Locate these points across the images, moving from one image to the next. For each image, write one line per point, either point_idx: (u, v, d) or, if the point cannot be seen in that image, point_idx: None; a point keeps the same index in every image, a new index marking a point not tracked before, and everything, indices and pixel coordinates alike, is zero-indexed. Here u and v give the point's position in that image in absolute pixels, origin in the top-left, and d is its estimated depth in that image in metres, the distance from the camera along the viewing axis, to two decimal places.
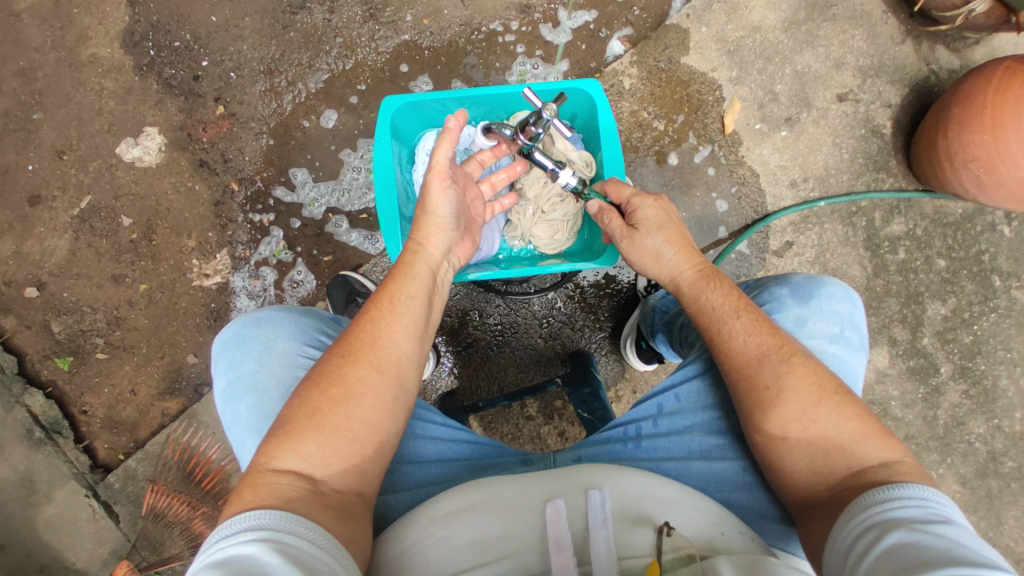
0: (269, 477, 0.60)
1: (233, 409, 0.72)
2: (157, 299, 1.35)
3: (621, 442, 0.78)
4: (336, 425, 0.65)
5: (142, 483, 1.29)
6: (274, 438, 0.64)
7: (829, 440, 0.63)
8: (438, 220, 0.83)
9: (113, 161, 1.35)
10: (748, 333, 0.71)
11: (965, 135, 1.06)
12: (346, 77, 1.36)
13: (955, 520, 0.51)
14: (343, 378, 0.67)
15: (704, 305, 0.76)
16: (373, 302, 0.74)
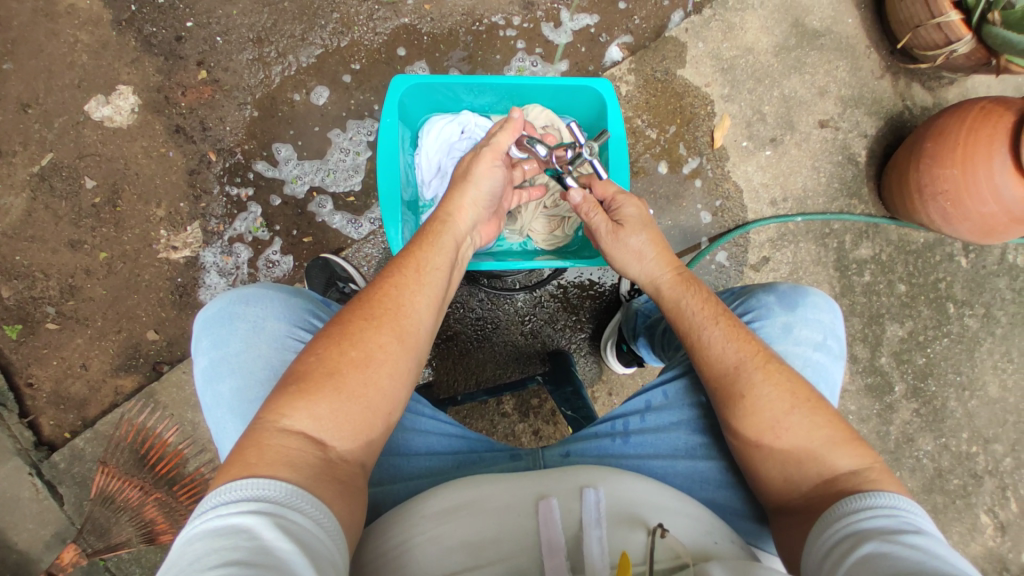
0: (277, 437, 0.60)
1: (216, 388, 0.74)
2: (118, 269, 1.27)
3: (609, 437, 0.79)
4: (353, 390, 0.65)
5: (90, 464, 1.21)
6: (287, 393, 0.64)
7: (801, 449, 0.65)
8: (475, 194, 0.86)
9: (80, 119, 1.26)
10: (723, 339, 0.72)
11: (936, 169, 1.13)
12: (340, 55, 1.32)
13: (924, 529, 0.54)
14: (362, 342, 0.68)
15: (683, 310, 0.77)
16: (398, 268, 0.75)
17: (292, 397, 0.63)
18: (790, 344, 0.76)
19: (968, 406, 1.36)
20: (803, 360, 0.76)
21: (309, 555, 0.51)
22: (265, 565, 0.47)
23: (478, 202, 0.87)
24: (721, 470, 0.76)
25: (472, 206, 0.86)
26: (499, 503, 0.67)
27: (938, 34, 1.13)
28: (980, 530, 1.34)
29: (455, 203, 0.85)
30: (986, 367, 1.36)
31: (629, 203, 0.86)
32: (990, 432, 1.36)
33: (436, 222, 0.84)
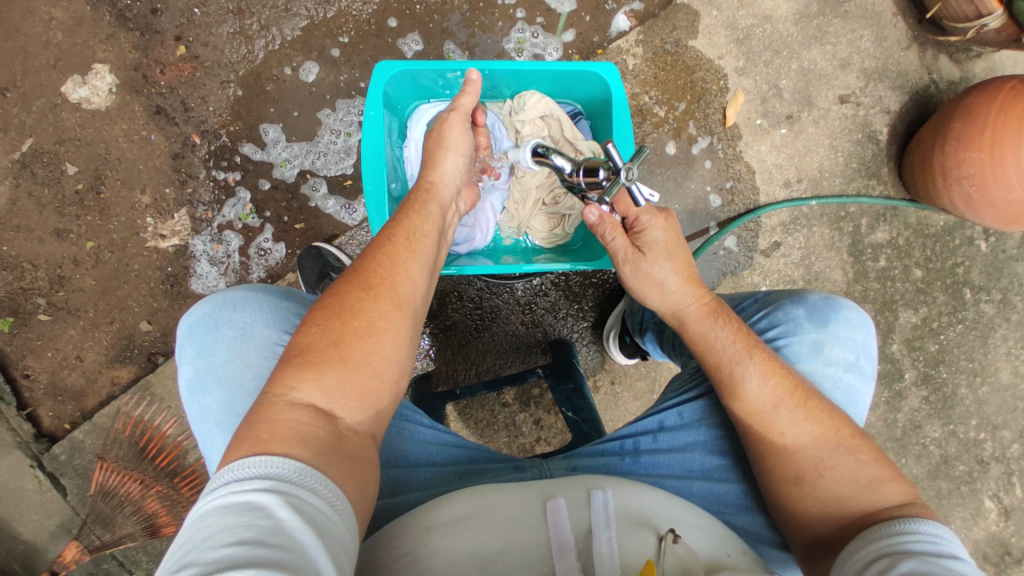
0: (286, 412, 0.57)
1: (203, 402, 0.72)
2: (106, 259, 1.23)
3: (619, 456, 0.77)
4: (358, 360, 0.62)
5: (90, 456, 1.20)
6: (292, 366, 0.60)
7: (844, 487, 0.65)
8: (453, 158, 0.84)
9: (57, 101, 1.19)
10: (760, 380, 0.70)
11: (962, 152, 1.06)
12: (327, 27, 1.23)
13: (965, 559, 0.53)
14: (363, 312, 0.64)
15: (712, 343, 0.74)
16: (387, 237, 0.71)
17: (300, 369, 0.59)
18: (820, 365, 0.74)
19: (979, 394, 1.33)
20: (834, 382, 0.74)
21: (324, 539, 0.49)
22: (279, 550, 0.45)
23: (455, 167, 0.85)
24: (741, 495, 0.75)
25: (452, 172, 0.83)
26: (507, 511, 0.64)
27: (970, 7, 1.03)
28: (984, 516, 1.34)
29: (438, 165, 0.83)
30: (1000, 354, 1.33)
31: (652, 220, 0.81)
32: (1000, 419, 1.33)
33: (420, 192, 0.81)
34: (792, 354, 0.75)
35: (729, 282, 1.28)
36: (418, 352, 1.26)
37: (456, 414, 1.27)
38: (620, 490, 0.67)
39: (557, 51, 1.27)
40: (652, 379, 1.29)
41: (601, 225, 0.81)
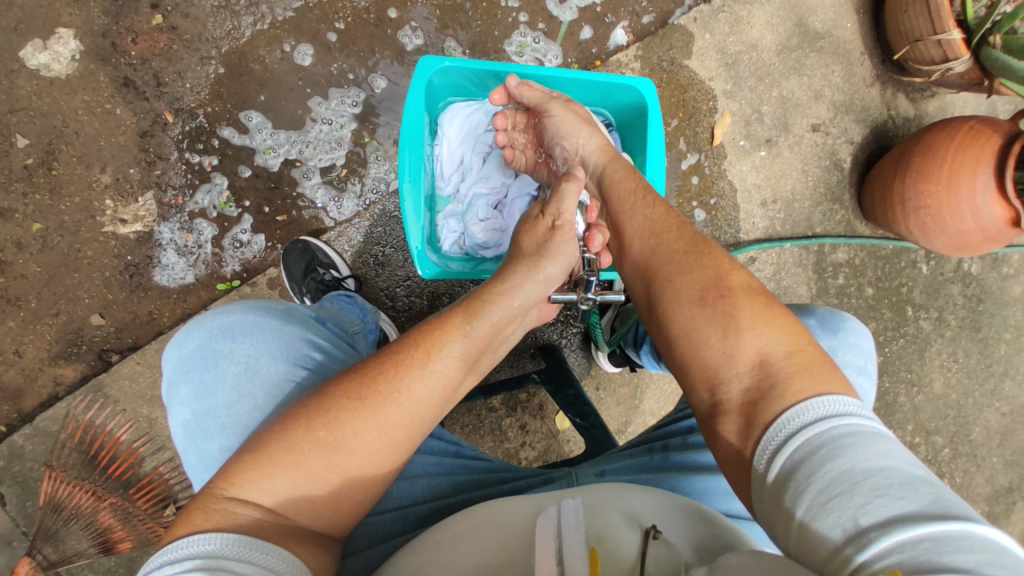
0: (224, 503, 0.54)
1: (202, 450, 0.62)
2: (54, 243, 1.09)
3: (648, 455, 0.76)
4: (314, 471, 0.57)
5: (30, 464, 1.07)
6: (242, 460, 0.57)
7: (774, 353, 0.64)
8: (544, 278, 0.76)
9: (6, 63, 1.06)
10: (684, 242, 0.76)
11: (922, 184, 1.17)
12: (323, 10, 1.17)
13: (891, 449, 0.53)
14: (338, 423, 0.59)
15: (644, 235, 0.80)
16: (408, 346, 0.66)
17: (248, 467, 0.55)
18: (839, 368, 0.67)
19: (916, 402, 1.48)
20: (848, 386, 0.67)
21: None
22: None
23: (546, 283, 0.77)
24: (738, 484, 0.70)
25: (531, 286, 0.75)
26: (509, 524, 0.61)
27: (937, 51, 1.15)
28: None
29: (518, 279, 0.75)
30: (934, 366, 1.48)
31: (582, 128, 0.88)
32: (932, 425, 1.49)
33: (481, 296, 0.73)
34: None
35: None
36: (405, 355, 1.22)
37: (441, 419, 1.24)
38: (611, 488, 0.66)
39: (556, 59, 1.28)
40: (635, 385, 1.32)
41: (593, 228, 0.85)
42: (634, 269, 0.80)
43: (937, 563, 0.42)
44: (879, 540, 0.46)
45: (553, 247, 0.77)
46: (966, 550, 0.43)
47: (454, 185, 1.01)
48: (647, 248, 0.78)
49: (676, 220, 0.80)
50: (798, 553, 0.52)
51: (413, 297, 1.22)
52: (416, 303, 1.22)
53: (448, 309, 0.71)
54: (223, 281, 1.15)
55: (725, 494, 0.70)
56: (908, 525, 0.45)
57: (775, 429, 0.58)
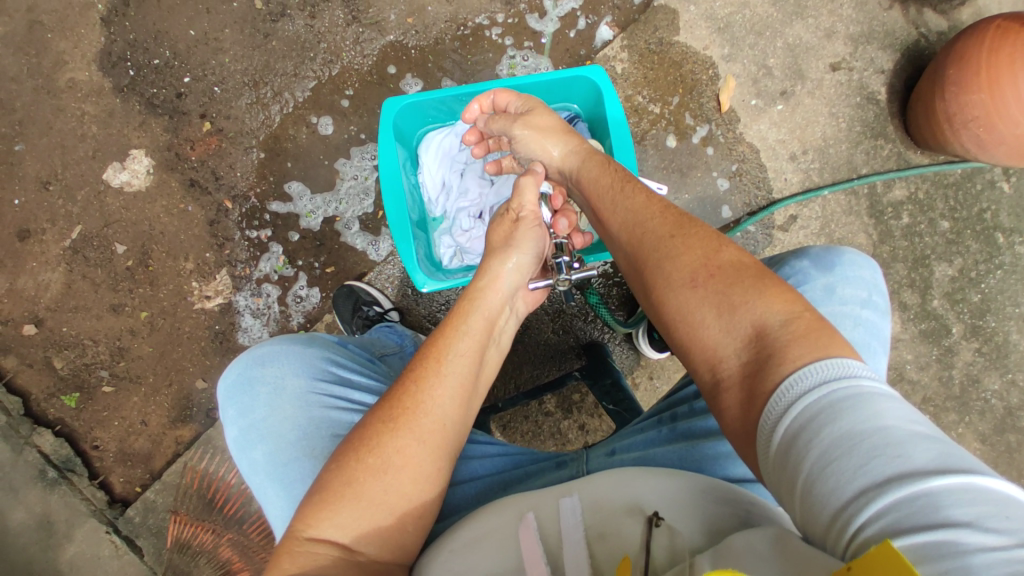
0: (307, 544, 0.61)
1: (250, 457, 0.75)
2: (160, 325, 1.32)
3: (657, 428, 0.78)
4: (372, 498, 0.63)
5: (163, 514, 1.27)
6: (312, 502, 0.63)
7: (772, 321, 0.58)
8: (524, 262, 0.83)
9: (101, 188, 1.31)
10: (668, 225, 0.73)
11: (962, 96, 1.06)
12: (333, 83, 1.33)
13: (895, 403, 0.47)
14: (382, 448, 0.64)
15: (636, 223, 0.76)
16: (420, 359, 0.71)
17: (317, 507, 0.62)
18: (840, 304, 0.73)
19: None
20: (855, 319, 0.73)
21: None
22: None
23: (520, 270, 0.82)
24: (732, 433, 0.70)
25: (509, 275, 0.80)
26: (507, 530, 0.63)
27: None
28: None
29: (494, 271, 0.81)
30: None
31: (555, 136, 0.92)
32: None
33: (467, 297, 0.78)
34: (807, 300, 0.74)
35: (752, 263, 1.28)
36: None
37: (500, 430, 1.29)
38: (612, 477, 0.66)
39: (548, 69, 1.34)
40: None
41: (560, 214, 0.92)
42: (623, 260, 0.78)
43: (936, 521, 0.39)
44: (878, 502, 0.41)
45: (520, 236, 0.84)
46: (966, 503, 0.39)
47: (442, 206, 1.09)
48: (633, 237, 0.76)
49: (660, 206, 0.77)
50: (804, 526, 0.47)
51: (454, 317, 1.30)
52: None
53: (446, 318, 0.76)
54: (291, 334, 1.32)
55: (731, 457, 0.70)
56: (911, 483, 0.41)
57: (782, 398, 0.51)
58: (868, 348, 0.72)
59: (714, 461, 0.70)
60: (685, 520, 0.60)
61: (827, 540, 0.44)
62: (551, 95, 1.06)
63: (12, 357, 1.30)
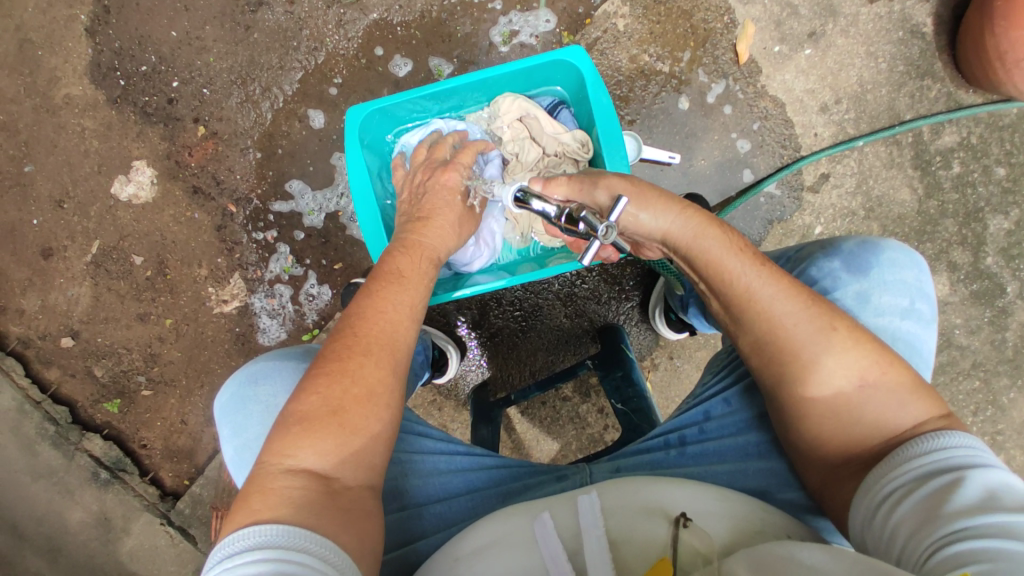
0: (283, 480, 0.57)
1: (246, 475, 0.75)
2: (185, 331, 1.36)
3: (664, 451, 0.74)
4: (357, 426, 0.62)
5: (208, 507, 1.36)
6: (290, 432, 0.60)
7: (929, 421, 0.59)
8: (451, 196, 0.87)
9: (111, 202, 1.33)
10: (819, 321, 0.63)
11: (1012, 33, 0.97)
12: (321, 72, 1.28)
13: (1000, 462, 0.53)
14: (363, 378, 0.63)
15: (770, 304, 0.64)
16: (383, 289, 0.72)
17: (301, 435, 0.59)
18: (876, 316, 0.68)
19: None
20: (892, 333, 0.68)
21: None
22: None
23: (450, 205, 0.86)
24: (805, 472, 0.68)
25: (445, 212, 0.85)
26: (510, 534, 0.58)
27: None
28: None
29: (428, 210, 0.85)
30: None
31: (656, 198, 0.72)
32: None
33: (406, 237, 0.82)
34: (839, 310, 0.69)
35: (778, 230, 1.18)
36: (471, 363, 1.27)
37: (518, 416, 1.28)
38: (608, 486, 0.60)
39: (549, 16, 1.22)
40: (712, 346, 1.23)
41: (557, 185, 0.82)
42: (750, 343, 0.67)
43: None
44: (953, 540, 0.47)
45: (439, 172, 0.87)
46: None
47: None
48: (772, 327, 0.64)
49: (801, 285, 0.66)
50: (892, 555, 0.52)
51: (464, 308, 1.26)
52: (468, 313, 1.26)
53: (392, 253, 0.78)
54: (307, 331, 1.33)
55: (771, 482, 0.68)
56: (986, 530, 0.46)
57: (899, 466, 0.55)
58: None
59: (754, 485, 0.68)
60: (715, 520, 0.56)
61: (911, 549, 0.50)
62: (530, 81, 1.04)
63: (56, 369, 1.38)
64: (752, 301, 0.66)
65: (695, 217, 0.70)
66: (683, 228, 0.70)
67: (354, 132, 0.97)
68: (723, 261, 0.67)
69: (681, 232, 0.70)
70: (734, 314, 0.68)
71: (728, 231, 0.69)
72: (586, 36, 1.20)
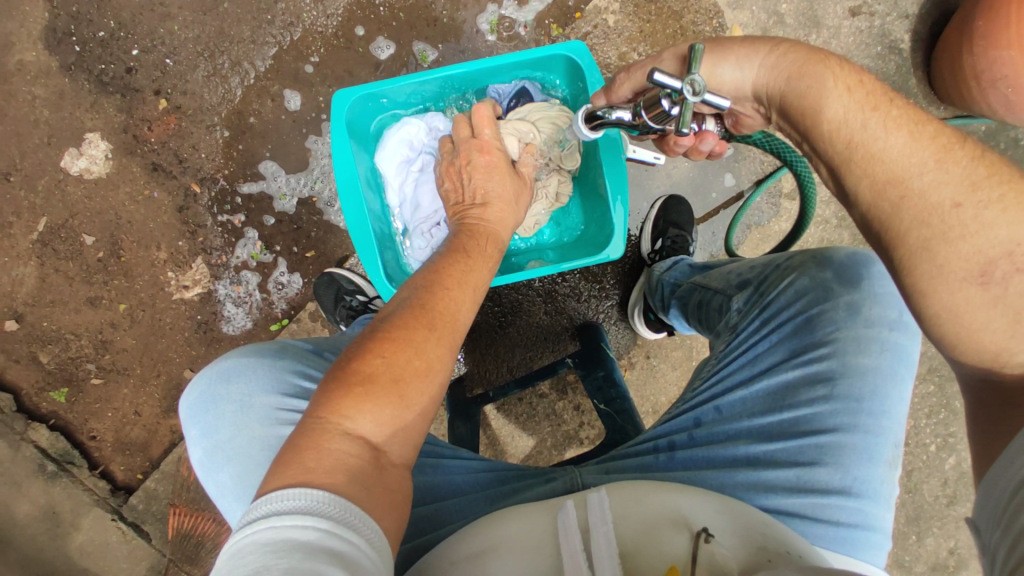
0: (339, 441, 0.53)
1: (217, 479, 0.71)
2: (140, 317, 1.28)
3: (654, 455, 0.75)
4: (415, 400, 0.58)
5: (165, 503, 1.30)
6: (347, 392, 0.55)
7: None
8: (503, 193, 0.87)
9: (60, 177, 1.23)
10: (954, 186, 0.56)
11: (992, 51, 1.00)
12: (297, 49, 1.21)
13: None
14: (424, 351, 0.60)
15: (873, 136, 0.60)
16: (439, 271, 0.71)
17: (358, 398, 0.55)
18: (864, 327, 0.70)
19: None
20: (880, 344, 0.70)
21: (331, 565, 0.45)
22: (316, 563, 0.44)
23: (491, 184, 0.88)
24: (796, 479, 0.66)
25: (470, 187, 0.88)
26: (524, 536, 0.57)
27: None
28: None
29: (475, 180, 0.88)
30: None
31: (744, 50, 0.70)
32: None
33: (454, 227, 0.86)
34: (828, 321, 0.72)
35: (755, 235, 1.22)
36: None
37: (494, 413, 1.27)
38: (628, 493, 0.60)
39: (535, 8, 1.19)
40: (687, 347, 1.26)
41: (622, 93, 0.80)
42: (858, 217, 0.62)
43: None
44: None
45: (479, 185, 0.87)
46: None
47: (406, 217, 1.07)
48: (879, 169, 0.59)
49: (933, 127, 0.60)
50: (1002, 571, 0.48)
51: None
52: None
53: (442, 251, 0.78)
54: (276, 321, 1.28)
55: (752, 487, 0.67)
56: None
57: (1004, 473, 0.51)
58: (891, 376, 0.69)
59: (734, 489, 0.67)
60: (730, 534, 0.56)
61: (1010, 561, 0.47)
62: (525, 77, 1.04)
63: None
64: (859, 158, 0.60)
65: (786, 54, 0.67)
66: (771, 68, 0.68)
67: (342, 116, 0.95)
68: (824, 114, 0.63)
69: (771, 78, 0.68)
70: (837, 178, 0.63)
71: (832, 67, 0.64)
72: (575, 30, 1.19)
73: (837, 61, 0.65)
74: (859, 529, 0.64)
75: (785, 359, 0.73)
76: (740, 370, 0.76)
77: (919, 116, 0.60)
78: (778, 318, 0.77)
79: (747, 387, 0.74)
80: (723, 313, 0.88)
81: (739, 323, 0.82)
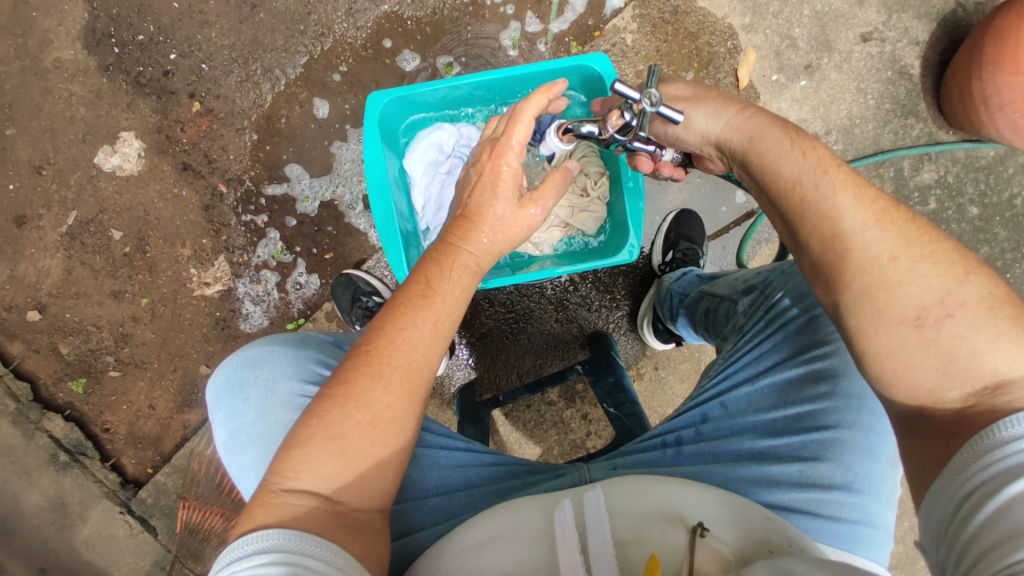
0: (281, 496, 0.58)
1: (240, 461, 0.73)
2: (161, 312, 1.31)
3: (660, 450, 0.76)
4: (360, 452, 0.61)
5: (174, 497, 1.31)
6: (286, 452, 0.61)
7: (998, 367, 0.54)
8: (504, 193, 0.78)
9: (93, 173, 1.27)
10: (891, 241, 0.59)
11: (1001, 78, 1.03)
12: (327, 59, 1.27)
13: None
14: (367, 403, 0.62)
15: (812, 195, 0.63)
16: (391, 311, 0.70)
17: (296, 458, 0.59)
18: None
19: None
20: None
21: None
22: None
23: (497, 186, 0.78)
24: (799, 474, 0.67)
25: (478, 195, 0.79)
26: (526, 528, 0.58)
27: None
28: None
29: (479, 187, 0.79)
30: None
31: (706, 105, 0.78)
32: None
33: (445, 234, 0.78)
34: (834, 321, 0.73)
35: (765, 250, 1.25)
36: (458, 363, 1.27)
37: (503, 419, 1.28)
38: (630, 485, 0.61)
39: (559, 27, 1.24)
40: (696, 359, 1.27)
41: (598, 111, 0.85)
42: (810, 264, 0.64)
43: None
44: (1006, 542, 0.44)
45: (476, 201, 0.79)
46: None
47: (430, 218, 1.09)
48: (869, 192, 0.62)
49: (874, 189, 0.62)
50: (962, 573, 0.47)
51: None
52: None
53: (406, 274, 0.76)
54: (292, 321, 1.31)
55: (755, 482, 0.67)
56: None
57: (948, 488, 0.50)
58: None
59: (738, 483, 0.68)
60: (729, 527, 0.57)
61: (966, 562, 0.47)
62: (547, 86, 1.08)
63: (19, 344, 1.31)
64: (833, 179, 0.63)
65: (750, 117, 0.74)
66: (734, 126, 0.75)
67: (374, 118, 0.99)
68: (781, 173, 0.68)
69: (732, 132, 0.75)
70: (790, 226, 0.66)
71: (789, 133, 0.70)
72: (595, 48, 1.24)
73: (797, 128, 0.70)
74: (860, 526, 0.65)
75: (789, 358, 0.75)
76: (746, 368, 0.78)
77: (862, 181, 0.63)
78: (783, 318, 0.78)
79: (752, 384, 0.76)
80: (730, 317, 0.90)
81: (746, 325, 0.83)
